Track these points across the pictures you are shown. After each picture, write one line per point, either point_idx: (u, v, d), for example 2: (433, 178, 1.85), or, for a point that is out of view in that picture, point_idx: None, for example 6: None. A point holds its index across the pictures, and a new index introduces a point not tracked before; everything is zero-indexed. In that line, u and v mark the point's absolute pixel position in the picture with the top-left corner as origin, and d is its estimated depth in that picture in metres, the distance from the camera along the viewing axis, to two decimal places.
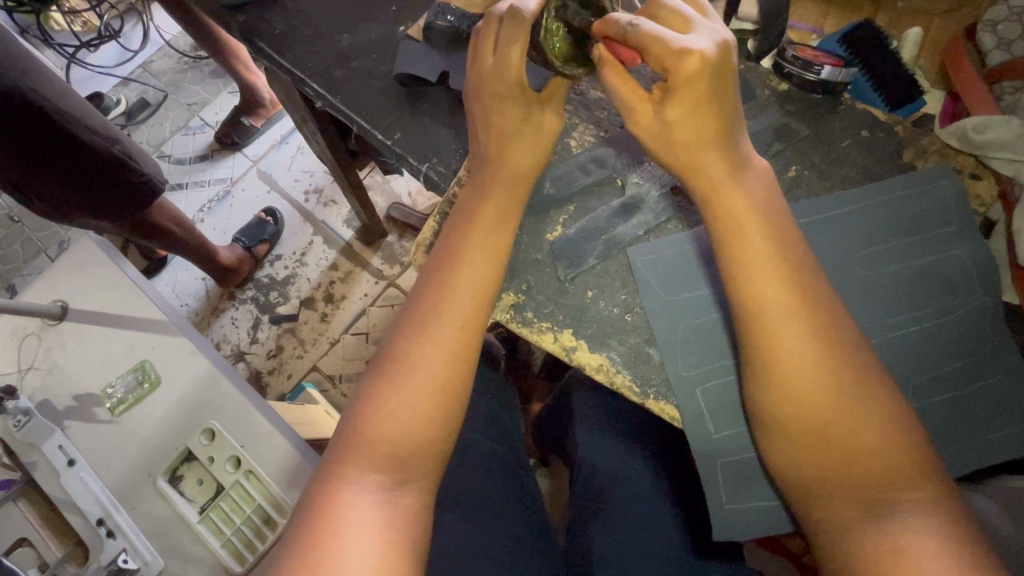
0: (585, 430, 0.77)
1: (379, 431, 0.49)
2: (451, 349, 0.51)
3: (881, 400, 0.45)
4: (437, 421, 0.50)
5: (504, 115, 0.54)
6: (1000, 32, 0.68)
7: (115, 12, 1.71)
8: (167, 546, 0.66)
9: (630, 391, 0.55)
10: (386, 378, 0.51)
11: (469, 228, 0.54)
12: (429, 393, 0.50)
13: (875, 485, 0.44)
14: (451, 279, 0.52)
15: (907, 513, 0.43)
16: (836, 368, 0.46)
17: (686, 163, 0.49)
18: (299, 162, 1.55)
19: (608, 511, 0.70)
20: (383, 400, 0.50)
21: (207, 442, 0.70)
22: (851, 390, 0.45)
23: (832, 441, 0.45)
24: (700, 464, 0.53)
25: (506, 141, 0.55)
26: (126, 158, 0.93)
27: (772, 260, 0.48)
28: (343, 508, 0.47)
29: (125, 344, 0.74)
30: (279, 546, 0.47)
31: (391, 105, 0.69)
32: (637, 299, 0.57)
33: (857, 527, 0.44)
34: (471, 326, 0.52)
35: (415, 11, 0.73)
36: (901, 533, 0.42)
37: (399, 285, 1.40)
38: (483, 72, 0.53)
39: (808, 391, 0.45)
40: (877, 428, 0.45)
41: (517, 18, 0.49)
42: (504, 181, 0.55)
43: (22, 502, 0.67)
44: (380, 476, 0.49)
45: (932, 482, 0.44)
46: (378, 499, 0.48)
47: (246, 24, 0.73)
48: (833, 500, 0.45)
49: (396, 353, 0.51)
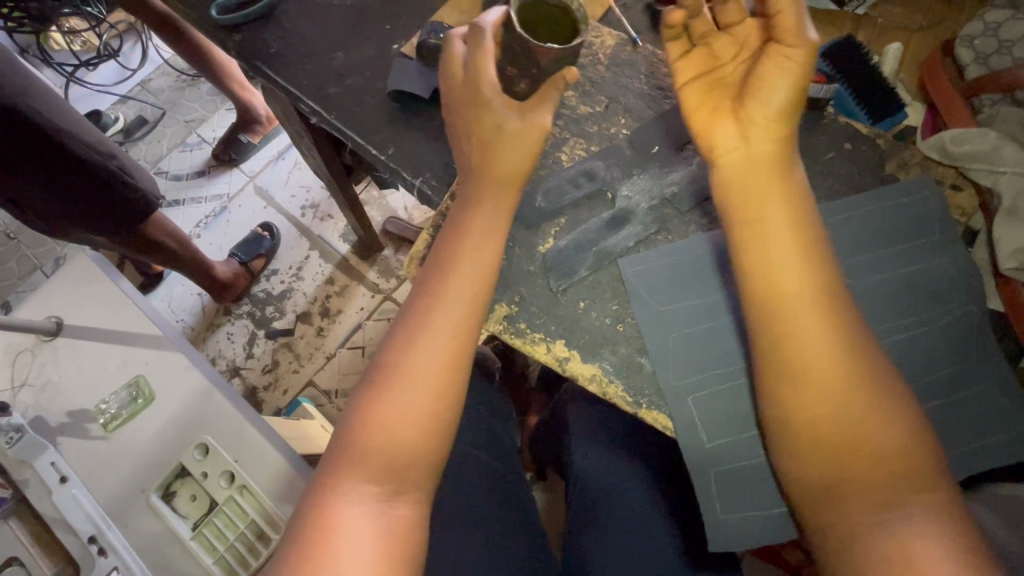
0: (581, 440, 0.78)
1: (373, 440, 0.49)
2: (446, 358, 0.51)
3: (878, 403, 0.46)
4: (430, 430, 0.50)
5: (480, 125, 0.54)
6: (977, 47, 0.73)
7: (114, 31, 1.73)
8: (159, 564, 0.66)
9: (622, 401, 0.55)
10: (379, 387, 0.51)
11: (463, 238, 0.55)
12: (422, 402, 0.50)
13: (880, 488, 0.45)
14: (446, 286, 0.53)
15: (913, 517, 0.43)
16: (829, 374, 0.47)
17: (743, 196, 0.51)
18: (296, 177, 1.56)
19: (602, 523, 0.70)
20: (379, 409, 0.50)
21: (201, 458, 0.70)
22: (847, 393, 0.47)
23: (834, 445, 0.46)
24: (694, 474, 0.52)
25: (487, 149, 0.55)
26: (121, 174, 0.95)
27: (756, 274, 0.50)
28: (339, 517, 0.47)
29: (119, 360, 0.74)
30: (278, 554, 0.47)
31: (384, 121, 0.70)
32: (628, 309, 0.58)
33: (865, 533, 0.44)
34: (465, 332, 0.52)
35: (408, 30, 0.74)
36: (909, 538, 0.43)
37: (395, 299, 1.41)
38: (455, 88, 0.56)
39: (807, 394, 0.47)
40: (882, 432, 0.46)
41: (476, 34, 0.53)
42: (493, 188, 0.56)
43: (12, 521, 0.66)
44: (374, 487, 0.49)
45: (935, 486, 0.44)
46: (374, 509, 0.48)
47: (243, 44, 0.75)
48: (842, 505, 0.45)
49: (391, 360, 0.52)
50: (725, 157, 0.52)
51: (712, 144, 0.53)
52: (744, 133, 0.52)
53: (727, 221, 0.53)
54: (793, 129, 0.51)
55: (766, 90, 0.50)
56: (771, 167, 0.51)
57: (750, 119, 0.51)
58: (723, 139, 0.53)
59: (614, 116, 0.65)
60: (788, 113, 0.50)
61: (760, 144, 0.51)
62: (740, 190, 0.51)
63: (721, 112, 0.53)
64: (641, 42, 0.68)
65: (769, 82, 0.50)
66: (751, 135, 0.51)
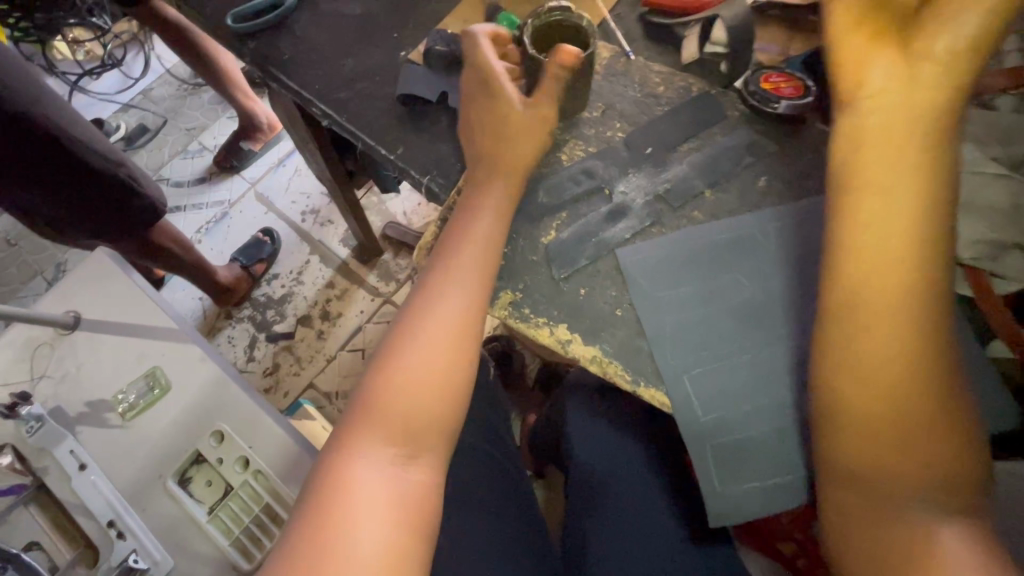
0: (577, 435, 0.80)
1: (391, 404, 0.53)
2: (458, 329, 0.56)
3: (941, 415, 0.47)
4: (444, 396, 0.55)
5: (495, 118, 0.63)
6: None
7: (118, 42, 1.77)
8: (176, 546, 0.68)
9: (622, 380, 0.58)
10: (395, 354, 0.55)
11: (472, 221, 0.61)
12: (436, 369, 0.55)
13: (919, 491, 0.47)
14: (456, 264, 0.59)
15: (944, 519, 0.46)
16: (901, 382, 0.48)
17: (885, 137, 0.51)
18: (297, 183, 1.60)
19: (603, 508, 0.76)
20: (395, 374, 0.54)
21: (216, 444, 0.72)
22: (915, 403, 0.48)
23: (888, 448, 0.48)
24: (690, 447, 0.56)
25: (498, 139, 0.63)
26: (130, 180, 0.98)
27: (851, 246, 0.51)
28: (359, 476, 0.51)
29: (136, 351, 0.77)
30: (299, 509, 0.50)
31: (392, 123, 0.74)
32: (626, 295, 0.61)
33: (892, 527, 0.47)
34: (474, 306, 0.58)
35: (414, 39, 0.78)
36: (936, 537, 0.46)
37: (394, 302, 1.44)
38: (469, 77, 0.66)
39: (877, 396, 0.48)
40: (939, 441, 0.47)
41: (473, 38, 0.66)
42: (504, 174, 0.62)
43: (32, 507, 0.69)
44: (392, 449, 0.52)
45: (970, 496, 0.47)
46: (391, 469, 0.52)
47: (258, 50, 0.79)
48: (876, 499, 0.48)
49: (407, 331, 0.56)
50: (874, 96, 0.52)
51: (864, 81, 0.53)
52: (910, 67, 0.51)
53: (845, 181, 0.53)
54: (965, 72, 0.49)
55: (941, 20, 0.49)
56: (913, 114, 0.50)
57: (927, 53, 0.50)
58: (886, 70, 0.52)
59: (611, 118, 0.69)
60: (975, 51, 0.49)
61: (922, 78, 0.50)
62: (885, 130, 0.51)
63: (887, 45, 0.52)
64: (633, 53, 0.73)
65: (954, 12, 0.49)
66: (923, 64, 0.50)
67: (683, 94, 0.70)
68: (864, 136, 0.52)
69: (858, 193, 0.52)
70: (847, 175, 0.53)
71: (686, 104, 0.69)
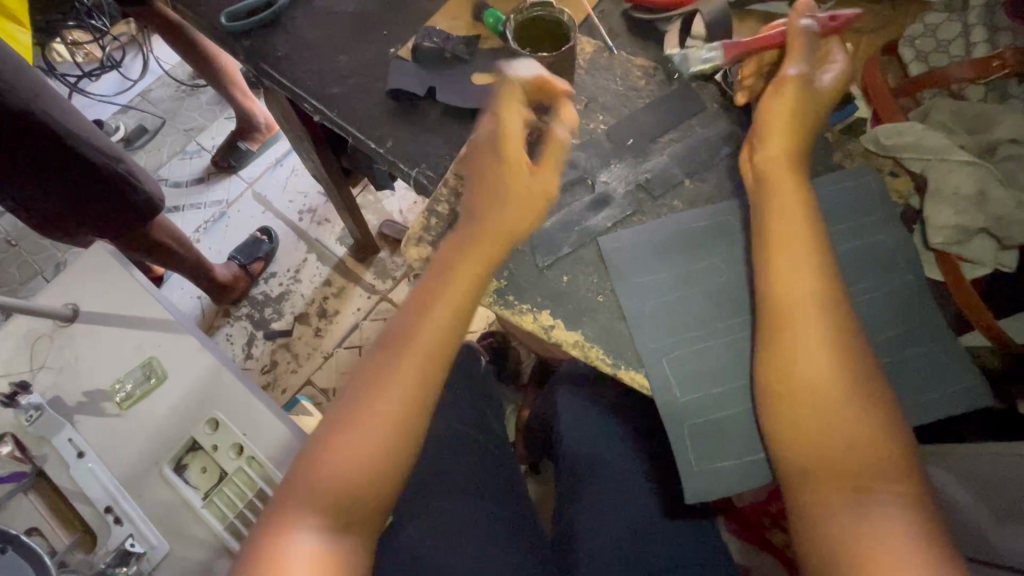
0: (569, 425, 0.86)
1: (325, 479, 0.54)
2: (407, 398, 0.56)
3: (863, 406, 0.52)
4: (382, 469, 0.55)
5: (493, 181, 0.61)
6: (918, 47, 0.80)
7: (117, 43, 1.80)
8: (171, 530, 0.70)
9: (603, 364, 0.60)
10: (342, 422, 0.56)
11: (439, 285, 0.60)
12: (380, 441, 0.55)
13: (858, 476, 0.51)
14: (415, 331, 0.59)
15: (884, 501, 0.49)
16: (826, 382, 0.53)
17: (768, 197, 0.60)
18: (294, 183, 1.62)
19: (592, 495, 0.79)
20: (336, 447, 0.55)
21: (211, 431, 0.74)
22: (838, 397, 0.53)
23: (820, 442, 0.52)
24: (669, 427, 0.57)
25: (489, 201, 0.61)
26: (128, 177, 0.99)
27: (772, 268, 0.57)
28: (289, 546, 0.51)
29: (133, 342, 0.78)
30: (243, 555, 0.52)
31: (383, 118, 0.75)
32: (608, 281, 0.63)
33: (840, 515, 0.50)
34: (430, 371, 0.58)
35: (404, 36, 0.80)
36: (879, 518, 0.48)
37: (391, 299, 1.46)
38: (489, 134, 0.62)
39: (809, 389, 0.53)
40: (865, 430, 0.52)
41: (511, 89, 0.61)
42: (482, 236, 0.60)
43: (31, 494, 0.71)
44: (322, 521, 0.53)
45: (903, 479, 0.50)
46: (320, 540, 0.52)
47: (252, 48, 0.81)
48: (820, 492, 0.51)
49: (356, 397, 0.57)
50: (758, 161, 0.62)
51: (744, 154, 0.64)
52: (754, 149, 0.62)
53: (761, 209, 0.60)
54: (801, 154, 0.61)
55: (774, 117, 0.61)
56: (791, 175, 0.60)
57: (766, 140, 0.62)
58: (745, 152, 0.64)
59: (594, 110, 0.71)
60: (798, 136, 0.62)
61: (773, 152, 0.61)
62: (773, 184, 0.60)
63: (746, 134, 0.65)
64: (617, 48, 0.74)
65: (772, 116, 0.62)
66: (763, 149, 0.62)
67: (664, 87, 0.72)
68: (763, 189, 0.60)
69: (760, 232, 0.59)
70: (760, 217, 0.60)
71: (667, 97, 0.71)
